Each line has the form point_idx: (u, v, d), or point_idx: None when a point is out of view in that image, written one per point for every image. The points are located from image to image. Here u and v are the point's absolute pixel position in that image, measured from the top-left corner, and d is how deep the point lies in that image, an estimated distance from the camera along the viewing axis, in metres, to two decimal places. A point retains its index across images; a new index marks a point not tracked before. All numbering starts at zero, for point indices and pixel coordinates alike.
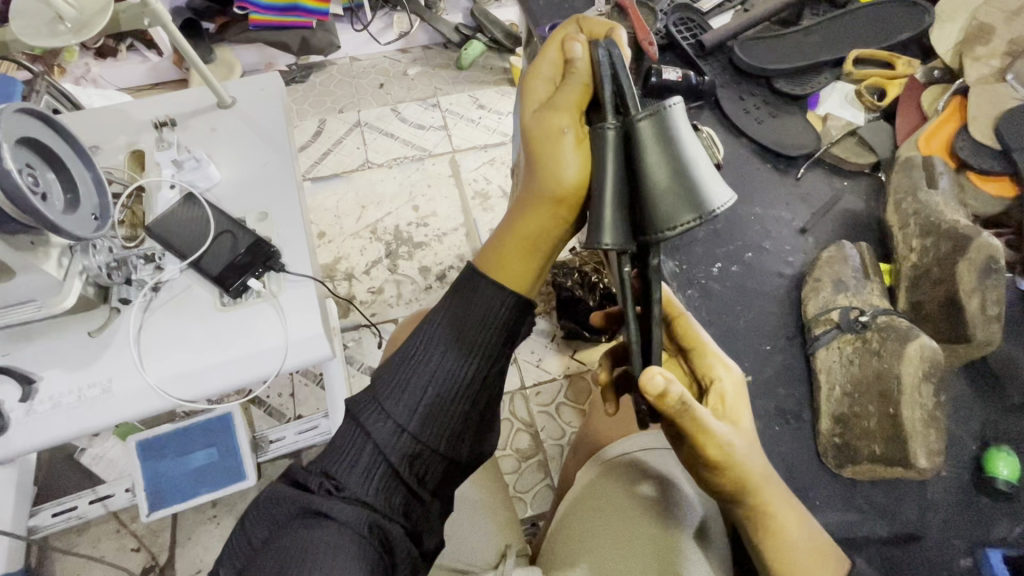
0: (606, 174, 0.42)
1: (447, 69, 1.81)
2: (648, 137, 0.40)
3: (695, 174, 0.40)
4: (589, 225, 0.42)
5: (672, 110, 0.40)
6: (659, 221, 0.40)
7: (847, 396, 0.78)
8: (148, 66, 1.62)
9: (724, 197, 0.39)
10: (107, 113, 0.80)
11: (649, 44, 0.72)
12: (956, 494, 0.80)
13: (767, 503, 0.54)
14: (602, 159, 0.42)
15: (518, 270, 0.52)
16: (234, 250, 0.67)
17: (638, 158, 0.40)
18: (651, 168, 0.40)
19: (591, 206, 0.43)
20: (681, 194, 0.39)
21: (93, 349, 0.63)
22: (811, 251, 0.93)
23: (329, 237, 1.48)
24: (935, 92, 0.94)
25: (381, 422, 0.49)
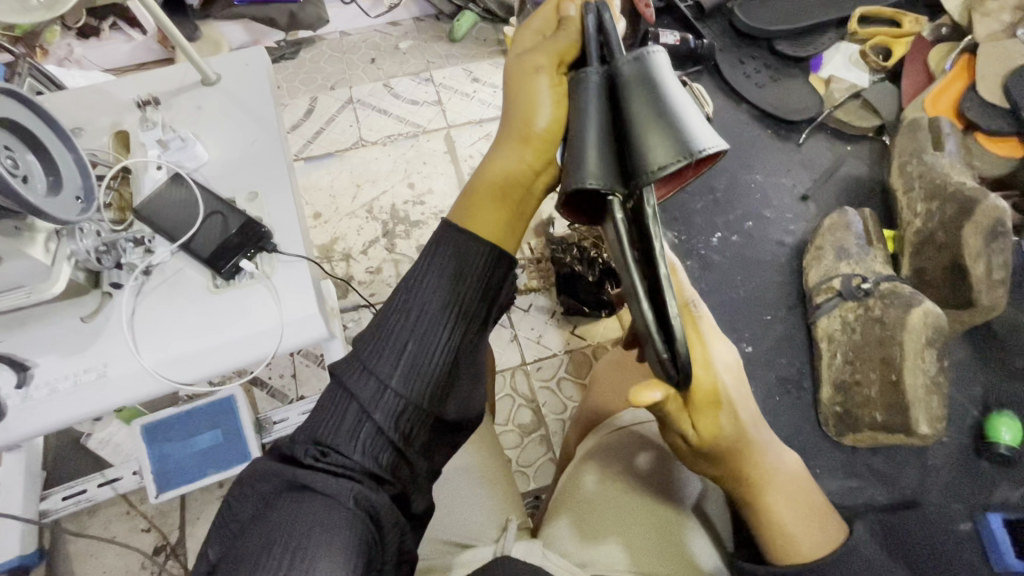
0: (590, 118, 0.42)
1: (440, 42, 1.76)
2: (634, 81, 0.41)
3: (680, 116, 0.40)
4: (571, 166, 0.41)
5: (657, 57, 0.42)
6: (646, 160, 0.39)
7: (848, 364, 0.77)
8: (133, 46, 1.59)
9: (715, 140, 0.39)
10: (89, 92, 0.78)
11: (646, 7, 0.67)
12: (957, 459, 0.80)
13: (751, 473, 0.53)
14: (586, 104, 0.43)
15: (487, 215, 0.52)
16: (224, 232, 0.66)
17: (623, 102, 0.41)
18: (636, 111, 0.40)
19: (574, 150, 0.42)
20: (669, 133, 0.39)
21: (86, 335, 0.62)
22: (813, 218, 0.92)
23: (325, 217, 1.47)
24: (941, 51, 0.91)
25: (364, 380, 0.48)
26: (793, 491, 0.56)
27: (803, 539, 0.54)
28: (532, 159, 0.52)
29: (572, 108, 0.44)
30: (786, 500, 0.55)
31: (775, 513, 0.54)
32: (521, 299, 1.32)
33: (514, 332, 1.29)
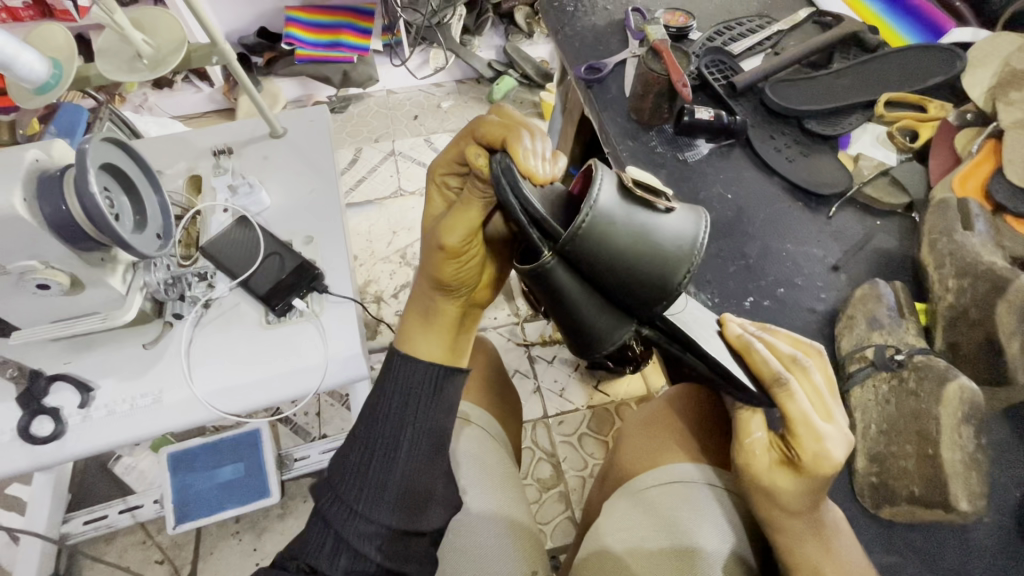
0: (574, 293, 0.44)
1: (479, 103, 1.94)
2: (601, 242, 0.42)
3: (656, 237, 0.44)
4: (588, 327, 0.45)
5: (602, 207, 0.42)
6: (659, 296, 0.44)
7: (883, 434, 0.53)
8: (201, 96, 1.75)
9: (688, 231, 0.45)
10: (170, 141, 0.87)
11: (684, 85, 0.71)
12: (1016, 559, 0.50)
13: (789, 520, 0.50)
14: (566, 288, 0.44)
15: (425, 340, 0.56)
16: (280, 271, 0.71)
17: (603, 265, 0.43)
18: (618, 266, 0.43)
19: (577, 321, 0.45)
20: (657, 256, 0.44)
21: (146, 360, 0.66)
22: (848, 287, 0.64)
23: (361, 260, 1.53)
24: (973, 124, 0.71)
25: (337, 508, 0.51)
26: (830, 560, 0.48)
27: None
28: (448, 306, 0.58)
29: (540, 287, 0.44)
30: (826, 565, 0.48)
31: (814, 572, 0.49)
32: (544, 351, 1.34)
33: (537, 384, 1.30)
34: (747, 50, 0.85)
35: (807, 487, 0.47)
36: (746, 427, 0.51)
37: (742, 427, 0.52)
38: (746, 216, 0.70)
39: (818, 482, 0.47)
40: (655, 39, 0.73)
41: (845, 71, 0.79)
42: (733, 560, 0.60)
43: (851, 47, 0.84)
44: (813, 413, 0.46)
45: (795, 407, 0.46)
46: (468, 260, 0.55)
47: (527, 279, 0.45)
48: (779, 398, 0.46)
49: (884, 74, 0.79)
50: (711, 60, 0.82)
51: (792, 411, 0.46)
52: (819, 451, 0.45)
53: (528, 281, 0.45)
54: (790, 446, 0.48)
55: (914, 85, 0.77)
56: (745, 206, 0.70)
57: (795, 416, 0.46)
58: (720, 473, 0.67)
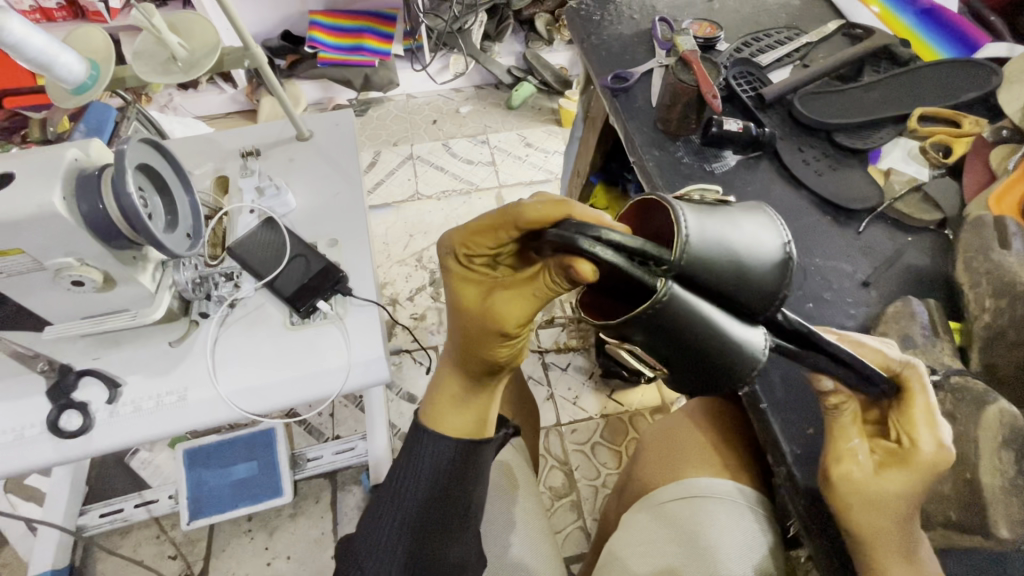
0: (701, 318, 0.35)
1: (498, 109, 1.96)
2: (706, 255, 0.35)
3: (745, 229, 0.38)
4: (732, 364, 0.36)
5: (688, 219, 0.36)
6: (776, 294, 0.37)
7: None
8: (225, 97, 1.78)
9: (762, 217, 0.39)
10: (199, 141, 0.88)
11: (713, 96, 0.71)
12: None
13: (882, 534, 0.44)
14: (692, 314, 0.35)
15: (459, 415, 0.56)
16: (306, 273, 0.72)
17: (714, 276, 0.35)
18: (730, 271, 0.36)
19: (706, 353, 0.36)
20: (762, 257, 0.37)
21: (173, 358, 0.67)
22: (880, 303, 0.62)
23: (377, 262, 1.54)
24: (1009, 141, 0.68)
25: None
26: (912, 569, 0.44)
27: None
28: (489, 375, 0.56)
29: (662, 338, 0.35)
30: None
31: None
32: (559, 358, 1.34)
33: (551, 391, 1.30)
34: (776, 61, 0.84)
35: (917, 487, 0.43)
36: (844, 431, 0.46)
37: (844, 432, 0.47)
38: None
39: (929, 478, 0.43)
40: (684, 50, 0.74)
41: (877, 85, 0.78)
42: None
43: (882, 60, 0.83)
44: (936, 407, 0.45)
45: (917, 391, 0.45)
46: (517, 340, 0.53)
47: (637, 331, 0.36)
48: (908, 389, 0.45)
49: (917, 87, 0.78)
50: (738, 71, 0.82)
51: (917, 401, 0.44)
52: (941, 439, 0.43)
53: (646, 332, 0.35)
54: (901, 438, 0.45)
55: (946, 100, 0.75)
56: None
57: (919, 406, 0.44)
58: (745, 489, 0.65)
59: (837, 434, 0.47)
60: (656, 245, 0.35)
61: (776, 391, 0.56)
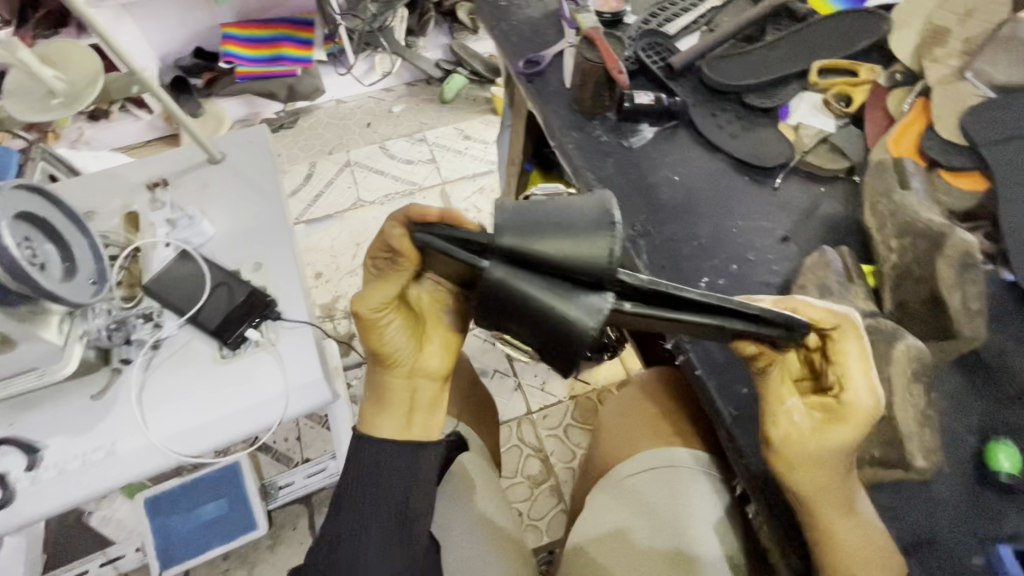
0: (527, 283, 0.38)
1: (432, 104, 1.92)
2: (521, 230, 0.39)
3: (569, 207, 0.40)
4: (576, 324, 0.37)
5: (507, 208, 0.40)
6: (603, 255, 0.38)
7: None
8: (141, 125, 1.68)
9: (598, 197, 0.41)
10: (102, 178, 0.83)
11: (619, 72, 0.70)
12: (977, 504, 0.48)
13: (827, 490, 0.45)
14: (514, 281, 0.38)
15: (390, 424, 0.57)
16: (231, 302, 0.69)
17: (535, 246, 0.38)
18: (550, 241, 0.38)
19: (546, 315, 0.37)
20: (583, 222, 0.39)
21: (96, 412, 0.63)
22: (799, 256, 0.63)
23: (326, 277, 1.50)
24: (903, 84, 0.72)
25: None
26: (854, 520, 0.45)
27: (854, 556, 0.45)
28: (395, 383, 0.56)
29: (502, 316, 0.39)
30: (848, 533, 0.45)
31: (837, 541, 0.45)
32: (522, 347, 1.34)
33: (518, 381, 1.30)
34: (682, 30, 0.85)
35: (857, 441, 0.44)
36: (781, 392, 0.47)
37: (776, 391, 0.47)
38: (696, 196, 0.69)
39: (863, 430, 0.44)
40: (584, 28, 0.73)
41: (780, 42, 0.80)
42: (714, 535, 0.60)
43: (782, 18, 0.85)
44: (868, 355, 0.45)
45: (845, 341, 0.45)
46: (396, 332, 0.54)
47: (484, 307, 0.39)
48: (837, 339, 0.45)
49: (816, 41, 0.79)
50: (647, 43, 0.82)
51: (848, 349, 0.45)
52: (876, 392, 0.43)
53: (483, 310, 0.40)
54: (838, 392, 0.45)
55: (844, 50, 0.77)
56: (693, 185, 0.69)
57: (849, 354, 0.45)
58: (698, 455, 0.66)
59: (771, 390, 0.47)
60: (474, 235, 0.41)
61: (711, 355, 0.56)
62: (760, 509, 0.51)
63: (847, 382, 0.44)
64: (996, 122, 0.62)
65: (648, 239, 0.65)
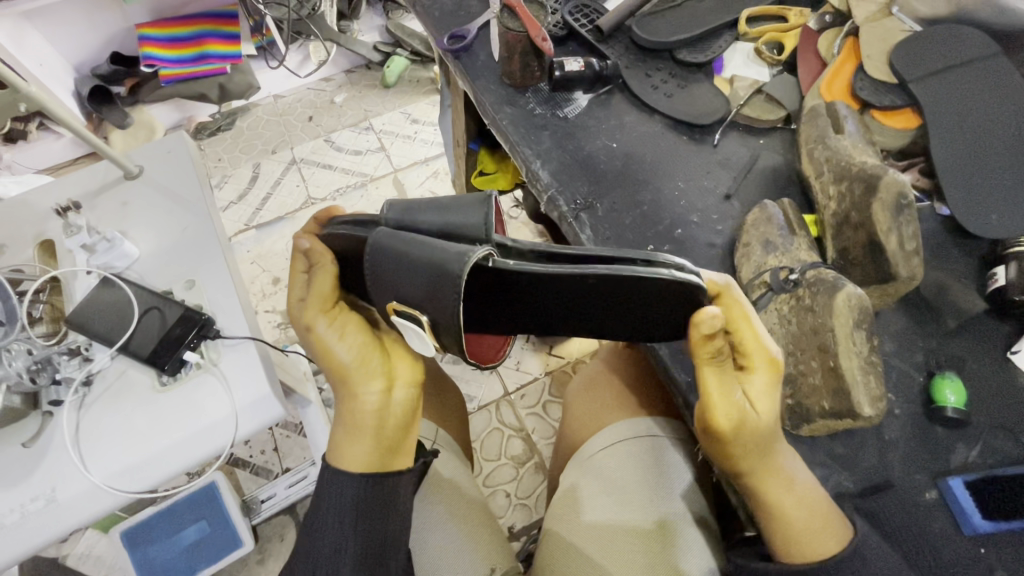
0: (409, 239, 0.43)
1: (375, 90, 1.84)
2: (404, 212, 0.47)
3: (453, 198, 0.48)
4: (449, 261, 0.40)
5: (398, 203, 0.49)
6: (480, 219, 0.44)
7: (789, 356, 0.51)
8: (65, 142, 1.57)
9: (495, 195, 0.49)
10: (8, 206, 0.76)
11: (543, 39, 0.67)
12: (925, 440, 0.49)
13: (773, 463, 0.45)
14: (398, 237, 0.43)
15: (362, 448, 0.53)
16: (163, 326, 0.65)
17: (420, 221, 0.46)
18: (430, 219, 0.46)
19: (426, 262, 0.41)
20: (462, 201, 0.46)
21: (30, 460, 0.59)
22: (743, 213, 0.63)
23: (285, 282, 1.45)
24: (833, 26, 0.71)
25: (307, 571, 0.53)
26: (803, 485, 0.46)
27: (804, 513, 0.45)
28: (357, 397, 0.52)
29: (389, 277, 0.44)
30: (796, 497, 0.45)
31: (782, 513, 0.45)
32: None
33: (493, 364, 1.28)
34: None
35: (775, 410, 0.45)
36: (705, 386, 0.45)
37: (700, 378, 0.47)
38: (636, 161, 0.67)
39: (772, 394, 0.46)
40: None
41: None
42: (688, 494, 0.62)
43: None
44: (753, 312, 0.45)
45: (738, 319, 0.44)
46: (345, 332, 0.52)
47: (385, 277, 0.44)
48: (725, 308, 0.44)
49: None
50: (574, 6, 0.78)
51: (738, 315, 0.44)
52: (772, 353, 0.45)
53: (375, 274, 0.45)
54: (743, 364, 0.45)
55: None
56: (633, 150, 0.67)
57: (744, 325, 0.44)
58: (661, 424, 0.67)
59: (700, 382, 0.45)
60: (370, 218, 0.49)
61: None
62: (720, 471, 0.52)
63: (750, 365, 0.45)
64: (924, 55, 0.62)
65: (592, 212, 0.63)
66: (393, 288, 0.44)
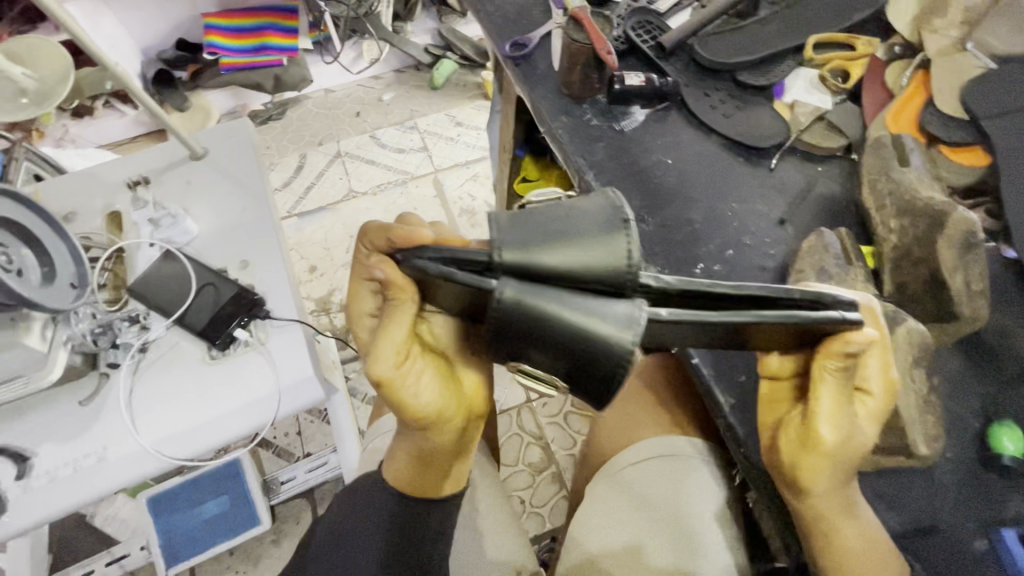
0: (557, 298, 0.34)
1: (422, 90, 1.88)
2: (524, 246, 0.36)
3: (573, 217, 0.37)
4: (616, 337, 0.34)
5: (500, 217, 0.38)
6: (625, 263, 0.35)
7: None
8: (126, 120, 1.65)
9: (606, 196, 0.39)
10: (81, 177, 0.80)
11: (609, 52, 0.68)
12: (976, 486, 0.48)
13: (835, 492, 0.45)
14: (534, 294, 0.34)
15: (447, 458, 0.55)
16: (217, 303, 0.68)
17: (546, 259, 0.36)
18: (559, 256, 0.35)
19: (583, 333, 0.34)
20: (592, 230, 0.36)
21: (84, 418, 0.62)
22: (796, 239, 0.62)
23: (321, 270, 1.48)
24: (901, 57, 0.70)
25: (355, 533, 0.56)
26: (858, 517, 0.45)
27: (855, 542, 0.44)
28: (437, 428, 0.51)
29: (521, 341, 0.35)
30: (851, 526, 0.45)
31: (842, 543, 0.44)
32: None
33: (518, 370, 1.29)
34: (674, 5, 0.81)
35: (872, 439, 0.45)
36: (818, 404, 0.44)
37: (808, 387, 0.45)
38: (689, 179, 0.67)
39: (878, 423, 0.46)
40: (573, 8, 0.71)
41: (774, 17, 0.76)
42: (722, 515, 0.61)
43: None
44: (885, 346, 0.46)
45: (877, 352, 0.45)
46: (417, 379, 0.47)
47: (517, 344, 0.36)
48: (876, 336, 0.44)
49: (811, 14, 0.76)
50: (637, 22, 0.79)
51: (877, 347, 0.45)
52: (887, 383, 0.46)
53: (499, 332, 0.35)
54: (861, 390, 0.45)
55: (840, 24, 0.75)
56: (687, 168, 0.68)
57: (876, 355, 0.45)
58: (698, 444, 0.66)
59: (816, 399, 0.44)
60: (469, 251, 0.37)
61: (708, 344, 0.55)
62: (758, 495, 0.52)
63: (867, 389, 0.45)
64: (999, 94, 0.61)
65: (642, 226, 0.63)
66: (524, 352, 0.36)
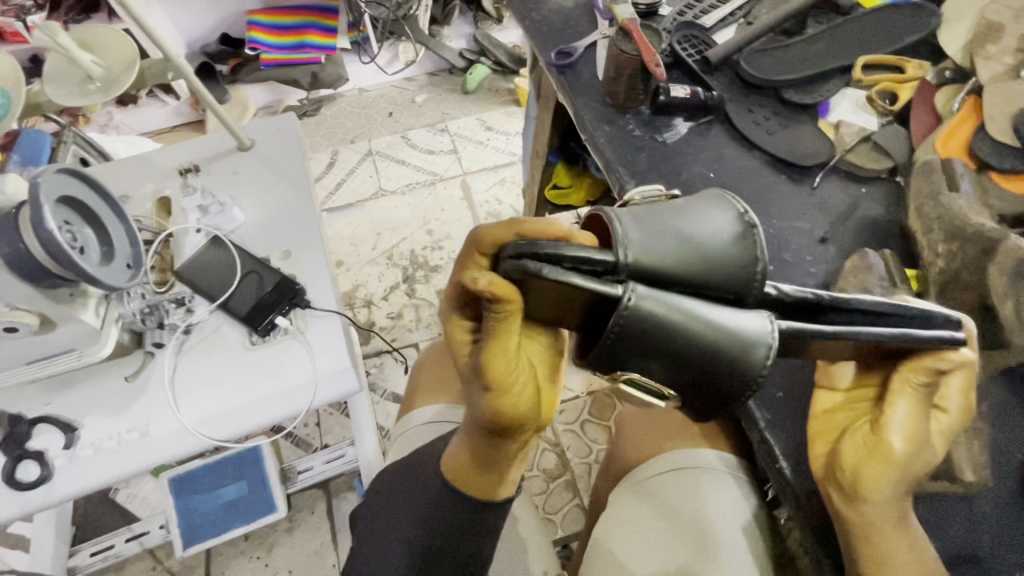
0: (689, 308, 0.35)
1: (454, 94, 1.91)
2: (655, 254, 0.36)
3: (694, 226, 0.38)
4: (745, 350, 0.35)
5: (628, 223, 0.37)
6: (749, 273, 0.37)
7: None
8: (168, 110, 1.69)
9: (717, 201, 0.41)
10: (134, 162, 0.83)
11: (656, 65, 0.69)
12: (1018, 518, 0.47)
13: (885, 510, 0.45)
14: (671, 305, 0.34)
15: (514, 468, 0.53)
16: (260, 291, 0.70)
17: (678, 268, 0.36)
18: (689, 264, 0.37)
19: (712, 346, 0.35)
20: (716, 238, 0.38)
21: (129, 394, 0.64)
22: (838, 259, 0.62)
23: (347, 265, 1.51)
24: (952, 82, 0.70)
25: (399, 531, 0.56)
26: (904, 538, 0.45)
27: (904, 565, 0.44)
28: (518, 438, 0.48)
29: (648, 351, 0.35)
30: (901, 547, 0.44)
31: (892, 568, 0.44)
32: None
33: None
34: (720, 22, 0.82)
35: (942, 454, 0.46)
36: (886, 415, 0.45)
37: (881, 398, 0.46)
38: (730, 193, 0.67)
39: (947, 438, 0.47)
40: (623, 20, 0.72)
41: (822, 37, 0.77)
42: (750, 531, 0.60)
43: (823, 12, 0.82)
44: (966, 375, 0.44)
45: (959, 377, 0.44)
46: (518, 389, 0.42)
47: (640, 356, 0.35)
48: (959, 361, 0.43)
49: (860, 35, 0.76)
50: (683, 36, 0.79)
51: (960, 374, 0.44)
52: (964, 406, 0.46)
53: (632, 343, 0.34)
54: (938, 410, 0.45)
55: (889, 46, 0.74)
56: (729, 183, 0.68)
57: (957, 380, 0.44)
58: (724, 459, 0.66)
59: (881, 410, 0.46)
60: (602, 255, 0.35)
61: None
62: (796, 517, 0.51)
63: (943, 406, 0.45)
64: None
65: None
66: (645, 364, 0.36)
